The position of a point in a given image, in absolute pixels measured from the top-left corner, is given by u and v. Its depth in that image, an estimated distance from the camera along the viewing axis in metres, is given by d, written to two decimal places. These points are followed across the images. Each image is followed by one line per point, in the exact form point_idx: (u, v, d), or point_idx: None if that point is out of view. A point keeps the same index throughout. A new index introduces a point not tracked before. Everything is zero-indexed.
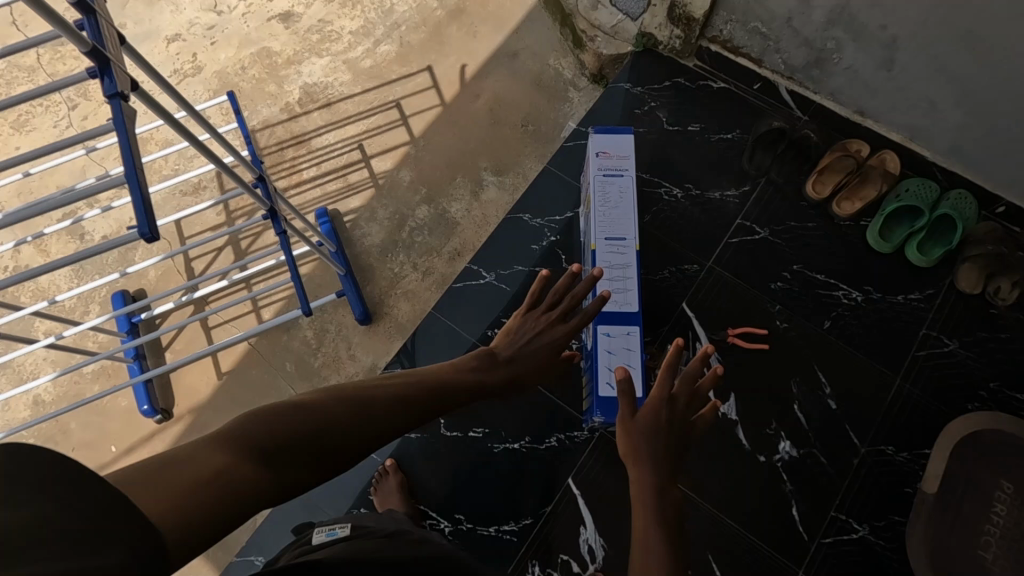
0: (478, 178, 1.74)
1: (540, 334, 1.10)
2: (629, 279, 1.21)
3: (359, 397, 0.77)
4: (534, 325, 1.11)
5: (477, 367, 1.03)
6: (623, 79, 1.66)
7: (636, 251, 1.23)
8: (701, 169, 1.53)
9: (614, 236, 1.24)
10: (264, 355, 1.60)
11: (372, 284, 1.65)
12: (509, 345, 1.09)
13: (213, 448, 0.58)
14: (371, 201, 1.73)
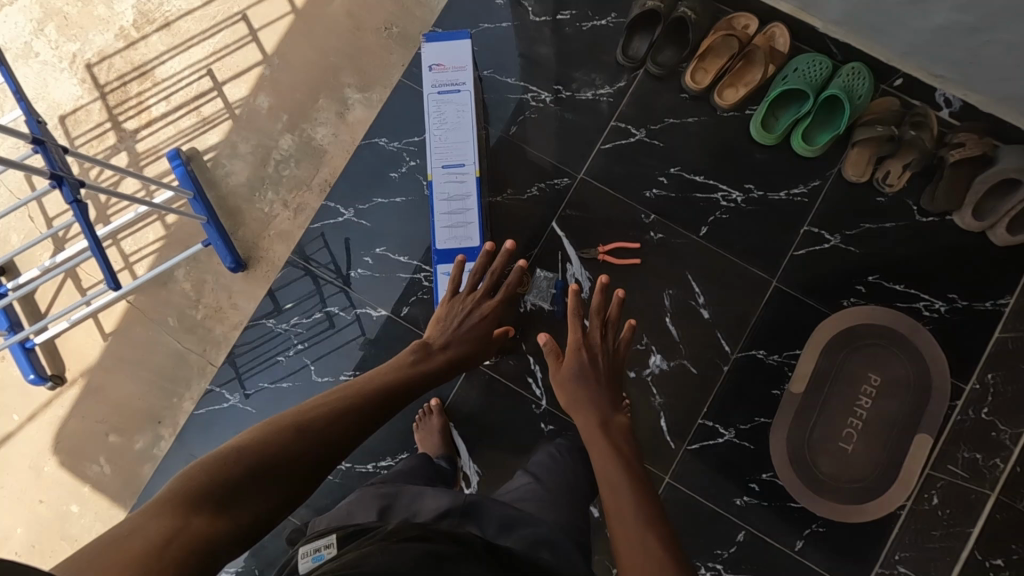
0: (342, 97, 1.57)
1: (475, 311, 0.98)
2: (470, 210, 1.13)
3: (307, 416, 0.69)
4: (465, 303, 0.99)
5: (415, 360, 0.89)
6: None
7: (475, 177, 1.12)
8: (572, 66, 1.37)
9: (451, 163, 1.13)
10: (145, 312, 1.57)
11: (244, 228, 1.56)
12: (447, 330, 0.96)
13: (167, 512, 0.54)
14: (231, 134, 1.59)
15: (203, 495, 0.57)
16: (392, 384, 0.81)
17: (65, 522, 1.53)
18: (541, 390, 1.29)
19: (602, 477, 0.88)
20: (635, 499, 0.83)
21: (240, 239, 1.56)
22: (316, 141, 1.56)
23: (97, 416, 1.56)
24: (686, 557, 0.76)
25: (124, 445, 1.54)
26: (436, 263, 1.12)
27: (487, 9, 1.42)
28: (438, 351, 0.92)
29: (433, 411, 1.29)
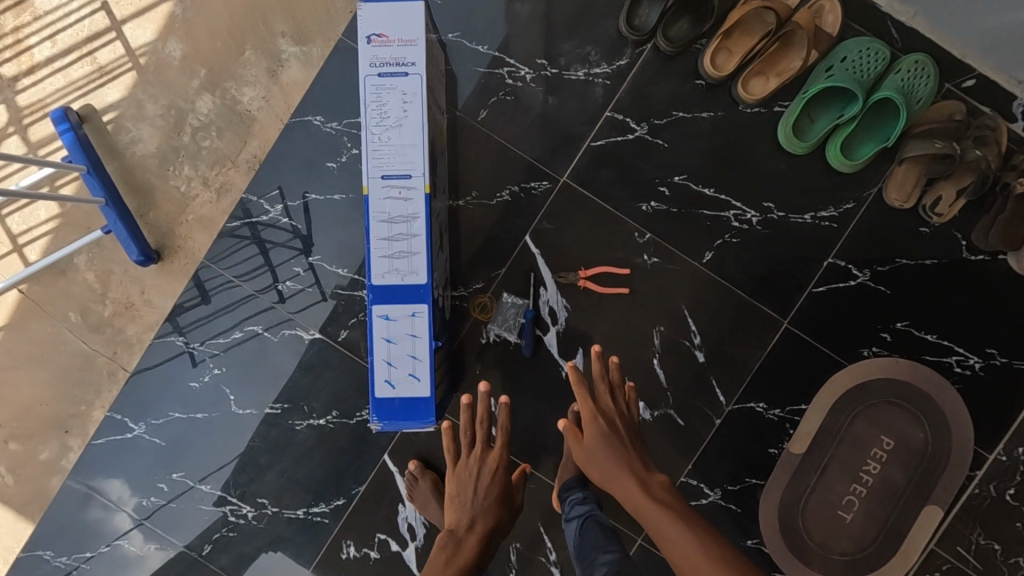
0: (273, 48, 1.24)
1: (483, 477, 0.93)
2: (416, 236, 0.88)
3: None
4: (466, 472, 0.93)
5: (448, 560, 0.85)
6: None
7: (424, 195, 0.87)
8: (560, 33, 1.07)
9: (394, 174, 0.87)
10: (41, 304, 1.26)
11: (154, 210, 1.27)
12: (463, 509, 0.90)
13: None
14: (134, 90, 1.27)
15: None
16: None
17: None
18: None
19: (674, 561, 0.74)
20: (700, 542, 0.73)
21: (150, 224, 1.27)
22: (240, 104, 1.25)
23: None
24: None
25: (25, 454, 1.23)
26: (370, 304, 0.88)
27: None
28: (466, 537, 0.88)
29: (417, 475, 1.09)
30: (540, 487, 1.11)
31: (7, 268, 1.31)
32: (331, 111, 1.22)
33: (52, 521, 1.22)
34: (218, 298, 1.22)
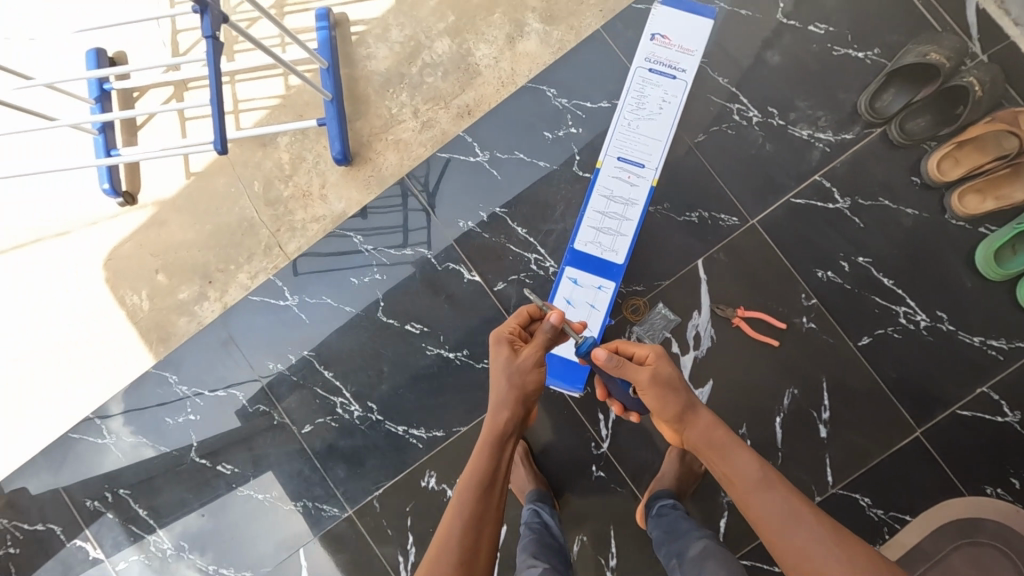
0: (520, 19, 1.36)
1: (527, 363, 0.88)
2: (627, 220, 0.94)
3: None
4: (506, 361, 0.89)
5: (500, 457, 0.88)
6: None
7: (650, 187, 0.93)
8: (798, 90, 1.13)
9: (630, 159, 0.94)
10: (236, 165, 1.45)
11: (362, 120, 1.40)
12: (497, 394, 0.88)
13: None
14: (387, 15, 1.40)
15: None
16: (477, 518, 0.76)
17: None
18: (608, 432, 1.15)
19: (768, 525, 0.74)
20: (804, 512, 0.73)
21: (354, 130, 1.40)
22: (471, 57, 1.37)
23: (150, 251, 1.47)
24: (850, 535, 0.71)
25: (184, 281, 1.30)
26: (565, 265, 0.95)
27: None
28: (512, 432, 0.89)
29: None
30: (625, 492, 1.14)
31: (219, 126, 1.46)
32: (563, 87, 1.27)
33: (186, 353, 1.25)
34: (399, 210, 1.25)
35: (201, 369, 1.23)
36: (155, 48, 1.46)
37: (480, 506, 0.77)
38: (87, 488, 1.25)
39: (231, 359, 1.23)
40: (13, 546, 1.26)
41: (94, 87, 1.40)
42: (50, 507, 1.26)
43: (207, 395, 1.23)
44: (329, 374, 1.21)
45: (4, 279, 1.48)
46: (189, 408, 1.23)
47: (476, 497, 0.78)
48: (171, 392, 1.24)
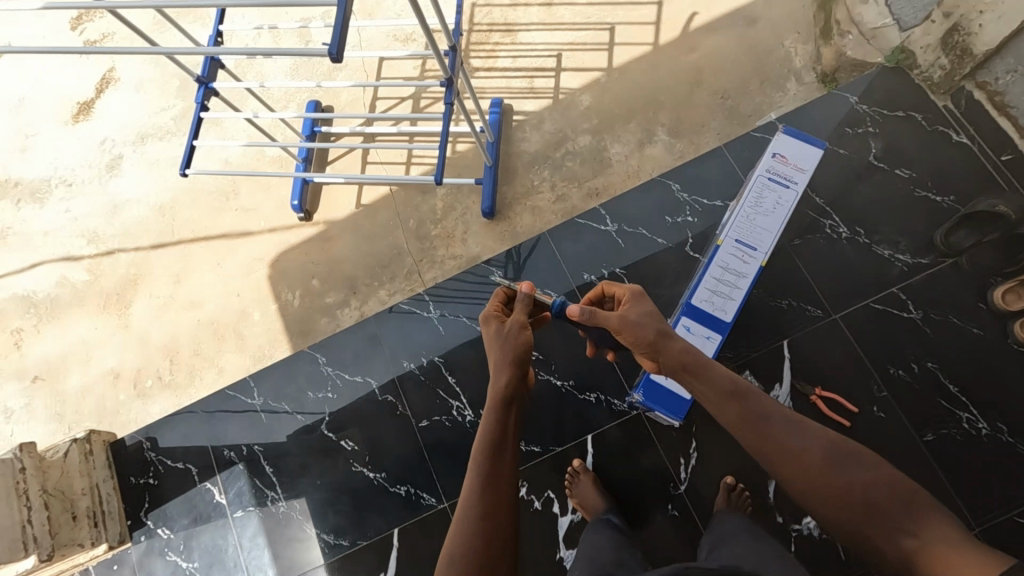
0: (651, 130, 1.69)
1: (519, 329, 1.00)
2: (737, 288, 1.17)
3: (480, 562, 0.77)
4: (499, 330, 1.02)
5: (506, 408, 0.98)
6: (853, 92, 1.48)
7: (759, 266, 1.17)
8: (882, 218, 1.38)
9: (745, 243, 1.19)
10: (399, 204, 1.78)
11: (509, 186, 1.72)
12: (497, 359, 0.98)
13: None
14: (543, 110, 1.76)
15: None
16: (496, 464, 0.85)
17: (242, 323, 1.78)
18: (686, 475, 1.35)
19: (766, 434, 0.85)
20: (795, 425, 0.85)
21: (501, 192, 1.72)
22: (607, 153, 1.70)
23: (312, 260, 1.79)
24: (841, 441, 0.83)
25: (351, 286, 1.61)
26: (681, 315, 1.18)
27: (830, 131, 1.46)
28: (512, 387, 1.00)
29: (578, 471, 1.36)
30: (692, 532, 1.32)
31: (392, 172, 1.81)
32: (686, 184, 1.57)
33: (340, 341, 1.52)
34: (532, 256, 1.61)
35: (348, 357, 1.50)
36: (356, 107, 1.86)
37: (493, 467, 0.84)
38: (228, 440, 1.47)
39: (375, 351, 1.50)
40: (153, 478, 1.46)
41: (307, 126, 1.80)
42: (192, 450, 1.47)
43: (348, 378, 1.48)
44: (452, 380, 1.44)
45: (206, 262, 1.86)
46: (331, 388, 1.48)
47: (490, 459, 0.85)
48: (318, 370, 1.50)
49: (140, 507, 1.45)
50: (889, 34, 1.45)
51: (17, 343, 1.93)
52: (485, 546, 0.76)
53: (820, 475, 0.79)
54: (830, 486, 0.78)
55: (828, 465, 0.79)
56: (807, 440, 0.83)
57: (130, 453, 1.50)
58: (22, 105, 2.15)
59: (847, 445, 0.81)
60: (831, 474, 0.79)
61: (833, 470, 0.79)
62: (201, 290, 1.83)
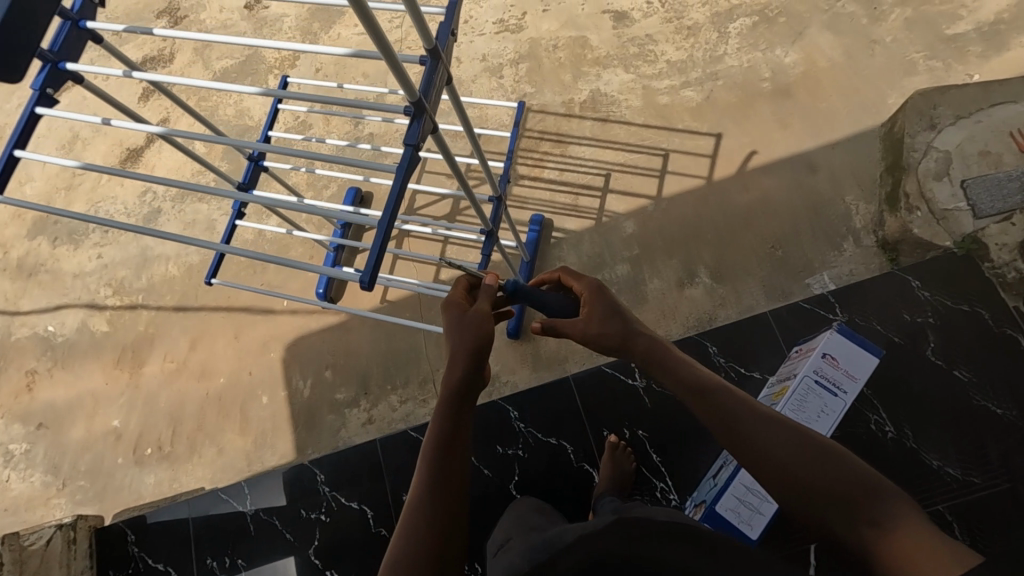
0: (693, 270, 1.61)
1: (476, 316, 0.90)
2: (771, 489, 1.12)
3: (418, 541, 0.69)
4: (459, 317, 0.90)
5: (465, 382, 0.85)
6: (914, 274, 1.40)
7: None
8: (933, 421, 1.27)
9: None
10: (424, 307, 1.74)
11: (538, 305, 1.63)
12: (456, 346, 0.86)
13: None
14: (583, 231, 1.70)
15: None
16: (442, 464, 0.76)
17: (249, 404, 1.72)
18: None
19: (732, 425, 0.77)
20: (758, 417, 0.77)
21: (530, 312, 1.64)
22: (643, 286, 1.62)
23: (329, 349, 1.74)
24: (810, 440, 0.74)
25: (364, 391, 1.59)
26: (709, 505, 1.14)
27: (885, 311, 1.37)
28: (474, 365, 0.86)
29: None
30: None
31: (421, 271, 1.77)
32: (723, 348, 1.47)
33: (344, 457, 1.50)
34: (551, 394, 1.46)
35: (347, 477, 1.50)
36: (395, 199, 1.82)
37: (444, 471, 0.75)
38: (214, 548, 1.45)
39: (377, 477, 1.51)
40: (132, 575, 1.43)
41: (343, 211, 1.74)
42: (175, 552, 1.45)
43: (344, 501, 1.47)
44: None
45: (221, 334, 1.82)
46: (324, 508, 1.46)
47: (440, 460, 0.76)
48: (314, 486, 1.50)
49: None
50: (961, 219, 1.39)
51: (29, 386, 1.91)
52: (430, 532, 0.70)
53: (780, 464, 0.71)
54: (791, 476, 0.71)
55: (791, 453, 0.72)
56: (770, 428, 0.75)
57: (114, 541, 1.47)
58: (75, 143, 2.17)
59: (810, 438, 0.73)
60: (792, 466, 0.71)
61: (805, 468, 0.71)
62: (212, 363, 1.79)
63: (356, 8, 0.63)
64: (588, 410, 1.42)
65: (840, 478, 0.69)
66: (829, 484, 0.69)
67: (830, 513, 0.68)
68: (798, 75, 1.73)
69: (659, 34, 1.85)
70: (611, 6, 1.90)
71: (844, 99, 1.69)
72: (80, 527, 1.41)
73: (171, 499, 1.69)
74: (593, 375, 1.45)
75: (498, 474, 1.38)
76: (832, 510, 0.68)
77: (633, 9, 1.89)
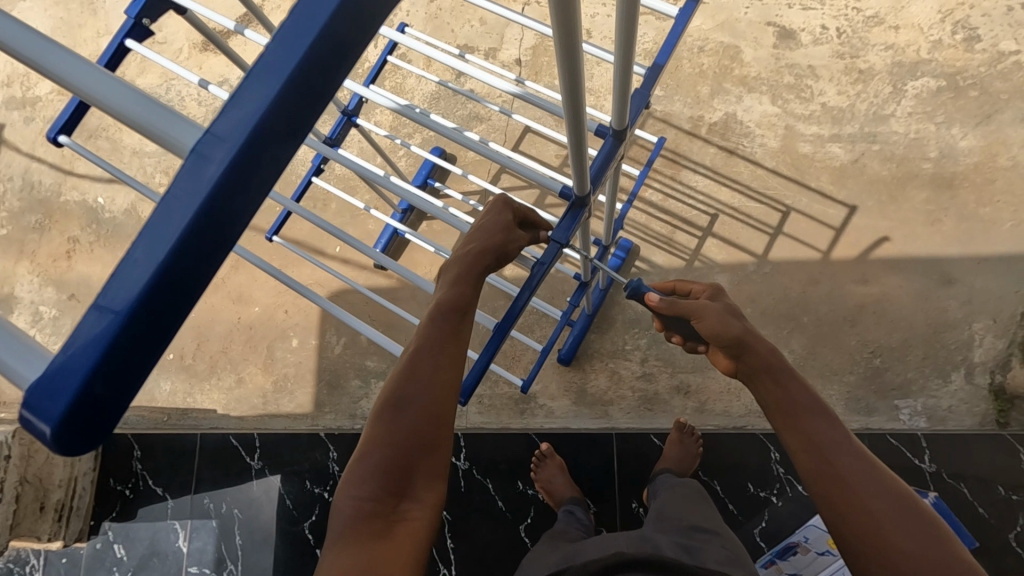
0: (777, 351, 1.45)
1: (497, 222, 0.76)
2: None
3: (392, 421, 0.66)
4: (494, 219, 0.76)
5: (465, 278, 0.74)
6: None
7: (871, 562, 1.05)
8: None
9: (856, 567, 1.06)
10: None
11: (599, 337, 1.48)
12: (475, 236, 0.75)
13: (356, 482, 0.65)
14: (671, 271, 1.54)
15: (364, 523, 0.63)
16: (429, 344, 0.70)
17: (278, 343, 1.66)
18: None
19: (814, 466, 0.66)
20: (852, 460, 0.65)
21: (589, 340, 1.48)
22: None
23: (370, 313, 1.66)
24: (907, 504, 0.62)
25: None
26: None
27: (978, 478, 1.30)
28: (483, 261, 0.74)
29: None
30: None
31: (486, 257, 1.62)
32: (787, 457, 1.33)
33: None
34: (588, 445, 1.38)
35: None
36: (478, 169, 1.59)
37: (430, 356, 0.69)
38: (214, 490, 1.51)
39: None
40: (130, 490, 1.52)
41: (424, 168, 1.52)
42: (175, 483, 1.52)
43: None
44: (450, 544, 1.32)
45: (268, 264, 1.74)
46: (329, 486, 1.49)
47: (430, 346, 0.70)
48: (322, 462, 1.51)
49: (106, 513, 1.50)
50: None
51: (69, 253, 1.84)
52: (405, 421, 0.66)
53: (880, 533, 0.61)
54: (892, 552, 0.60)
55: (896, 519, 0.61)
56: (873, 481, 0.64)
57: (118, 451, 1.55)
58: None
59: (912, 502, 0.63)
60: (888, 529, 0.61)
61: (897, 534, 0.60)
62: (252, 288, 1.72)
63: (576, 135, 0.51)
64: (622, 475, 1.35)
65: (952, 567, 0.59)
66: (930, 568, 0.58)
67: None
68: (969, 166, 1.49)
69: (824, 69, 1.60)
70: (779, 20, 1.64)
71: (1011, 211, 1.46)
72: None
73: (181, 413, 1.60)
74: (638, 439, 1.38)
75: (515, 511, 1.34)
76: None
77: (803, 30, 1.63)
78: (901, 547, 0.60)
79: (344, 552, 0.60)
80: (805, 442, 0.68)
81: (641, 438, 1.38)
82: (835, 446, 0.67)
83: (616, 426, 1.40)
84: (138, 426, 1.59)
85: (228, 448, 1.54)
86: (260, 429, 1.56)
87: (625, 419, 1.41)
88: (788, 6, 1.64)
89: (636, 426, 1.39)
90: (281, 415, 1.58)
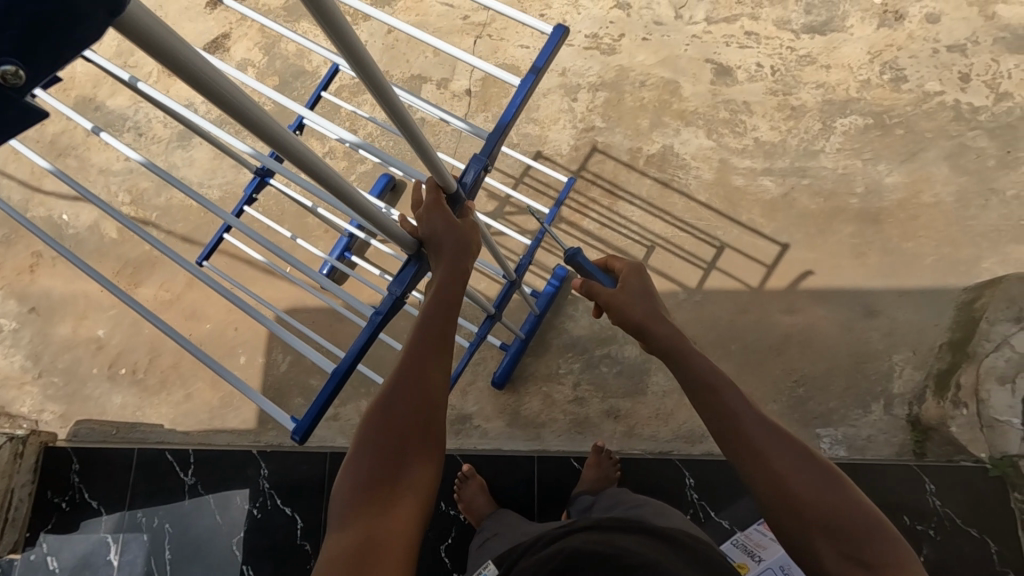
0: None
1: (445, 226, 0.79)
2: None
3: (383, 414, 0.70)
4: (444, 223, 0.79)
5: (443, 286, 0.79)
6: (931, 478, 1.33)
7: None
8: None
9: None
10: None
11: (531, 361, 1.52)
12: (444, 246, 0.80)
13: (354, 465, 0.68)
14: None
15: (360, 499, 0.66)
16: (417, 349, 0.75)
17: (227, 360, 1.70)
18: None
19: (726, 430, 0.71)
20: (759, 422, 0.70)
21: (523, 364, 1.52)
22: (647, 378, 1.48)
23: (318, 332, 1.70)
24: (807, 457, 0.68)
25: None
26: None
27: (889, 509, 1.32)
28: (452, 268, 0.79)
29: None
30: None
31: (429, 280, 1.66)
32: (703, 484, 1.36)
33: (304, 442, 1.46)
34: (513, 467, 1.41)
35: (289, 480, 1.53)
36: None
37: (417, 361, 0.74)
38: (148, 505, 1.54)
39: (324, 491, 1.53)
40: (66, 503, 1.55)
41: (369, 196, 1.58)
42: (112, 496, 1.55)
43: (278, 504, 1.51)
44: None
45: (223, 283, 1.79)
46: (259, 502, 1.52)
47: (417, 351, 0.75)
48: (257, 479, 1.54)
49: (42, 525, 1.53)
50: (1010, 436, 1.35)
51: (32, 267, 1.85)
52: (395, 414, 0.70)
53: (787, 486, 0.66)
54: (794, 505, 0.65)
55: (799, 473, 0.66)
56: (769, 434, 0.69)
57: (59, 463, 1.59)
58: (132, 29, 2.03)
59: (816, 458, 0.68)
60: (790, 482, 0.66)
61: (800, 489, 0.65)
62: (206, 305, 1.77)
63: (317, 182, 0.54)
64: (541, 498, 1.38)
65: (847, 507, 0.64)
66: (828, 514, 0.64)
67: (822, 540, 0.64)
68: (893, 202, 1.54)
69: (758, 105, 1.66)
70: (717, 57, 1.71)
71: (933, 246, 1.50)
72: (29, 444, 1.54)
73: (129, 427, 1.64)
74: (561, 461, 1.41)
75: (438, 530, 1.36)
76: (826, 537, 0.63)
77: (740, 67, 1.69)
78: (805, 501, 0.65)
79: (347, 525, 0.64)
80: (718, 410, 0.72)
81: (563, 458, 1.41)
82: (749, 411, 0.71)
83: (542, 447, 1.44)
84: (86, 439, 1.63)
85: (165, 463, 1.57)
86: (201, 445, 1.60)
87: (551, 442, 1.44)
88: (726, 45, 1.71)
89: (560, 449, 1.43)
90: (225, 431, 1.62)
